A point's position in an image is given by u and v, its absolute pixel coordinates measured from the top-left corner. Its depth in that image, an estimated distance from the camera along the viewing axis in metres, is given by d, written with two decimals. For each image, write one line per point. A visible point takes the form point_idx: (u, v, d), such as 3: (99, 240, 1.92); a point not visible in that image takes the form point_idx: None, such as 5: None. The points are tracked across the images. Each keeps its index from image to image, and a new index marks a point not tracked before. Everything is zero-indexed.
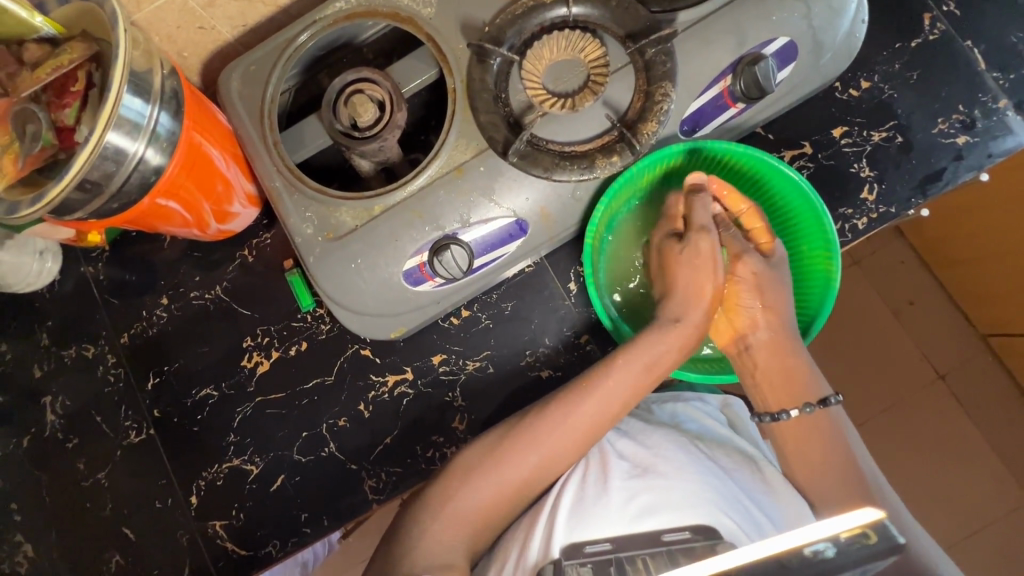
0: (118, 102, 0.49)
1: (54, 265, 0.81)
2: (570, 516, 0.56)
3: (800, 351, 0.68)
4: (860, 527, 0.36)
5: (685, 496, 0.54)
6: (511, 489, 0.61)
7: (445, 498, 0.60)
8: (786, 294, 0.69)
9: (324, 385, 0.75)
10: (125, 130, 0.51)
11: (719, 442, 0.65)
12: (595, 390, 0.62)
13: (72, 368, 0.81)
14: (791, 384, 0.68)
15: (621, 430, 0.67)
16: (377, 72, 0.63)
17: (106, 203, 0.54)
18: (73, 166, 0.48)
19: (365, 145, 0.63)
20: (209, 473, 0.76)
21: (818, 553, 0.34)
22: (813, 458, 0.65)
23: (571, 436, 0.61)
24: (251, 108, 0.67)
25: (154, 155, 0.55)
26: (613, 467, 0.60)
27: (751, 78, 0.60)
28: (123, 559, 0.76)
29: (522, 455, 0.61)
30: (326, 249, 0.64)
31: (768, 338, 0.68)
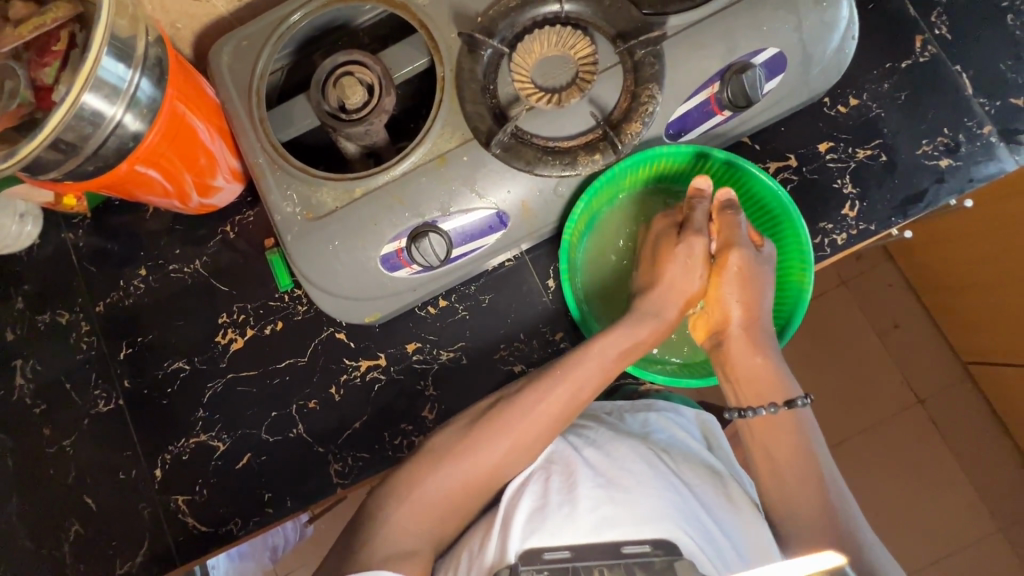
0: (97, 63, 0.49)
1: (34, 229, 0.81)
2: (529, 521, 0.56)
3: (771, 354, 0.68)
4: None
5: (644, 512, 0.55)
6: (474, 477, 0.61)
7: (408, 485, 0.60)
8: (764, 293, 0.68)
9: (298, 366, 0.75)
10: (102, 93, 0.50)
11: (685, 458, 0.66)
12: (566, 380, 0.63)
13: (45, 333, 0.80)
14: (756, 379, 0.67)
15: (587, 436, 0.66)
16: (368, 56, 0.65)
17: (81, 165, 0.54)
18: (48, 124, 0.47)
19: (351, 127, 0.64)
20: (176, 447, 0.76)
21: None
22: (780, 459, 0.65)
23: (538, 429, 0.62)
24: (240, 84, 0.67)
25: (133, 120, 0.55)
26: (575, 471, 0.60)
27: (738, 87, 0.61)
28: (83, 528, 0.76)
29: (486, 446, 0.61)
30: (304, 228, 0.64)
31: (739, 343, 0.68)
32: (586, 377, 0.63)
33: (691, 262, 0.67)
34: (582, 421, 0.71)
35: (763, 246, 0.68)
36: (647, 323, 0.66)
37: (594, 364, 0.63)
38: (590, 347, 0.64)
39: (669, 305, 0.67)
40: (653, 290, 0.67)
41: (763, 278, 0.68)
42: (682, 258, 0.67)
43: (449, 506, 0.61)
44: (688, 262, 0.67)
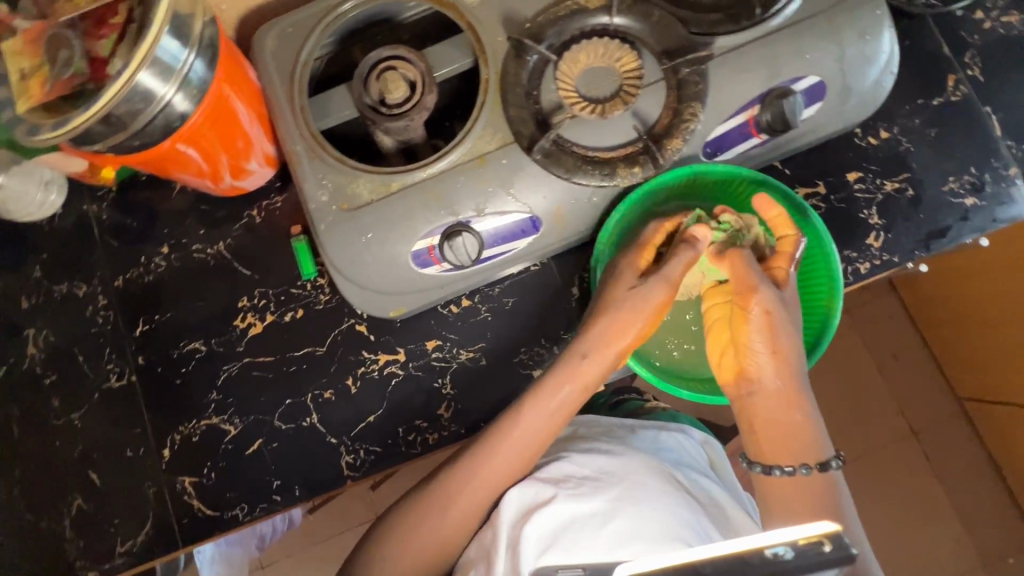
0: (156, 41, 0.49)
1: (58, 198, 0.81)
2: (544, 538, 0.57)
3: (807, 399, 0.65)
4: (817, 537, 0.44)
5: (656, 524, 0.57)
6: (485, 482, 0.64)
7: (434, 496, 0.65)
8: (796, 339, 0.65)
9: (316, 355, 0.75)
10: (157, 72, 0.50)
11: (689, 475, 0.69)
12: (541, 406, 0.64)
13: (61, 304, 0.80)
14: (794, 431, 0.64)
15: (600, 445, 0.70)
16: (412, 52, 0.66)
17: (126, 141, 0.54)
18: (102, 97, 0.47)
19: (392, 121, 0.65)
20: (186, 428, 0.75)
21: (776, 555, 0.42)
22: (808, 482, 0.62)
23: (521, 452, 0.64)
24: (283, 70, 0.67)
25: (182, 100, 0.55)
26: (584, 487, 0.62)
27: (778, 111, 0.62)
28: (84, 504, 0.75)
29: (491, 455, 0.63)
30: (338, 219, 0.64)
31: (777, 388, 0.64)
32: (556, 409, 0.64)
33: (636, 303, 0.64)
34: (594, 433, 0.75)
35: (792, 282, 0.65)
36: (594, 364, 0.65)
37: (552, 403, 0.64)
38: (548, 388, 0.64)
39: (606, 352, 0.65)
40: (591, 334, 0.65)
41: (794, 320, 0.65)
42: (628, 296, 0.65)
43: (466, 510, 0.64)
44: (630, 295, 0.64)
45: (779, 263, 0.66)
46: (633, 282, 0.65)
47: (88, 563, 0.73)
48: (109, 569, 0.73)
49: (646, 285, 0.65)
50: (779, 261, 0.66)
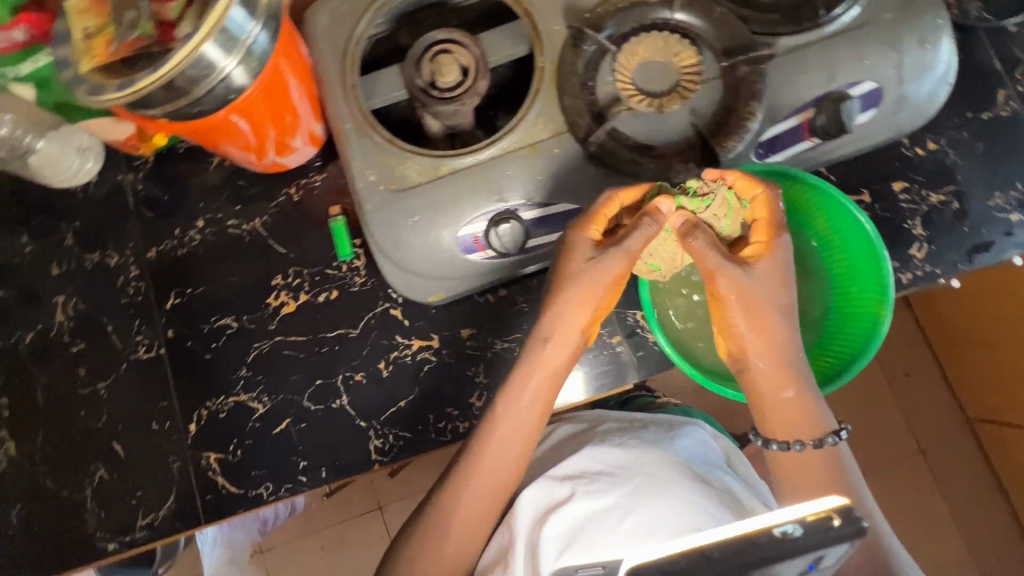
0: (227, 9, 0.47)
1: (95, 166, 0.80)
2: (564, 536, 0.60)
3: (798, 372, 0.62)
4: (825, 511, 0.42)
5: (671, 518, 0.58)
6: (501, 471, 0.64)
7: (452, 491, 0.64)
8: (780, 307, 0.61)
9: (348, 337, 0.74)
10: (223, 41, 0.49)
11: (704, 469, 0.71)
12: (522, 395, 0.63)
13: (92, 273, 0.79)
14: (786, 410, 0.62)
15: (615, 440, 0.72)
16: (467, 36, 0.65)
17: (185, 108, 0.52)
18: (170, 62, 0.46)
19: (444, 105, 0.65)
20: (213, 404, 0.74)
21: (786, 534, 0.40)
22: (804, 460, 0.62)
23: (519, 445, 0.64)
24: (335, 47, 0.66)
25: (242, 73, 0.54)
26: (600, 483, 0.64)
27: (834, 115, 0.61)
28: (107, 475, 0.74)
29: (501, 445, 0.63)
30: (385, 199, 0.63)
31: (761, 367, 0.62)
32: (538, 400, 0.64)
33: (589, 282, 0.61)
34: (608, 432, 0.75)
35: (776, 254, 0.61)
36: (557, 353, 0.64)
37: (524, 396, 0.63)
38: (523, 379, 0.63)
39: (569, 329, 0.63)
40: (554, 318, 0.63)
41: (779, 294, 0.61)
42: (578, 279, 0.61)
43: (478, 506, 0.64)
44: (583, 276, 0.61)
45: (761, 233, 0.62)
46: (590, 254, 0.61)
47: (109, 534, 0.73)
48: (129, 541, 0.73)
49: (603, 265, 0.60)
50: (758, 230, 0.62)
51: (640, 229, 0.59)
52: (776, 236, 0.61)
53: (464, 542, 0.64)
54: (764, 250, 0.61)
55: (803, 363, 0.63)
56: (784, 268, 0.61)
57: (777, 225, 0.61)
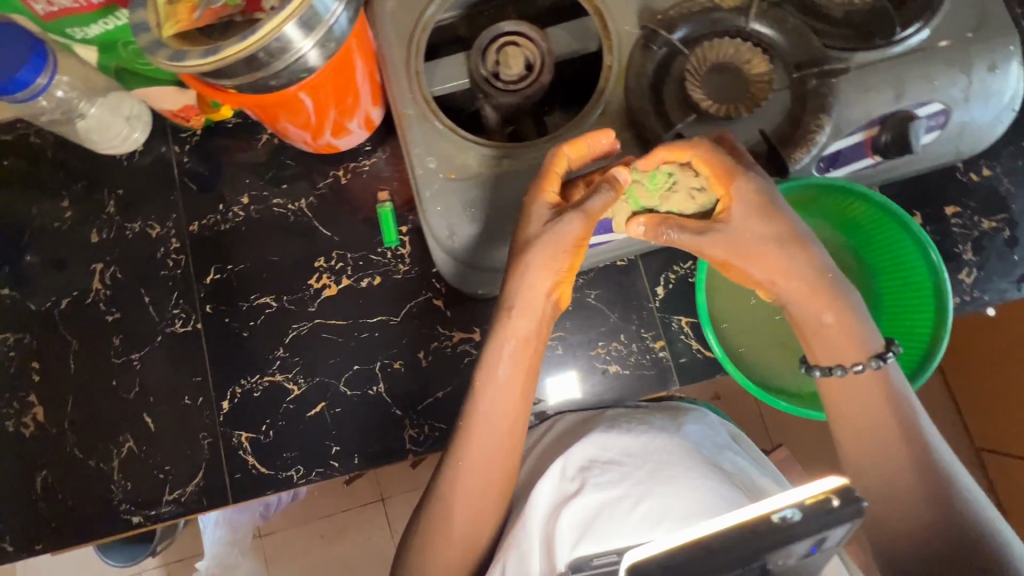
0: None
1: (141, 136, 0.79)
2: (578, 531, 0.56)
3: (831, 295, 0.59)
4: (822, 492, 0.39)
5: (684, 506, 0.55)
6: (486, 450, 0.59)
7: (447, 482, 0.60)
8: (778, 239, 0.58)
9: (389, 325, 0.74)
10: (306, 18, 0.47)
11: (714, 452, 0.67)
12: (499, 362, 0.59)
13: (132, 242, 0.78)
14: (836, 339, 0.59)
15: (620, 423, 0.68)
16: (535, 30, 0.65)
17: (265, 80, 0.50)
18: (262, 28, 0.45)
19: (509, 97, 0.65)
20: (248, 382, 0.74)
21: (784, 519, 0.37)
22: (862, 387, 0.59)
23: (506, 412, 0.60)
24: (401, 31, 0.66)
25: (316, 56, 0.51)
26: (614, 471, 0.61)
27: (900, 133, 0.60)
28: (136, 447, 0.73)
29: (480, 426, 0.59)
30: (445, 187, 0.63)
31: (791, 300, 0.60)
32: (520, 363, 0.60)
33: (564, 250, 0.57)
34: (613, 415, 0.70)
35: (744, 195, 0.56)
36: (524, 320, 0.59)
37: (501, 369, 0.59)
38: (500, 342, 0.59)
39: (538, 295, 0.59)
40: (521, 279, 0.58)
41: (768, 234, 0.57)
42: (539, 247, 0.57)
43: (473, 487, 0.59)
44: (553, 246, 0.56)
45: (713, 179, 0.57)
46: (547, 217, 0.57)
47: (134, 507, 0.72)
48: (154, 516, 0.72)
49: (562, 225, 0.55)
50: (713, 175, 0.57)
51: (595, 194, 0.55)
52: (732, 187, 0.56)
53: (470, 523, 0.59)
54: (732, 190, 0.56)
55: (835, 282, 0.59)
56: (760, 204, 0.56)
57: (728, 167, 0.56)
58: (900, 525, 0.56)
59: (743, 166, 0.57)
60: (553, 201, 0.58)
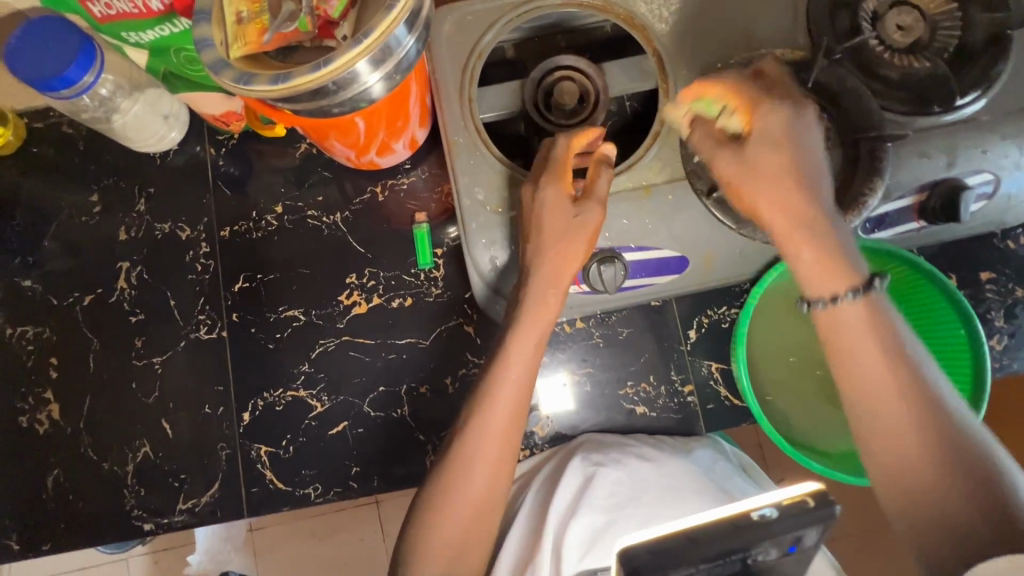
0: (400, 18, 0.44)
1: (178, 135, 0.78)
2: (583, 545, 0.63)
3: (821, 218, 0.50)
4: (801, 495, 0.38)
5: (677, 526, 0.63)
6: (499, 423, 0.56)
7: (441, 484, 0.56)
8: (795, 162, 0.51)
9: (417, 348, 0.73)
10: (380, 54, 0.46)
11: (722, 476, 0.69)
12: (511, 342, 0.58)
13: (162, 243, 0.77)
14: (809, 266, 0.50)
15: (633, 449, 0.68)
16: (592, 65, 0.64)
17: (327, 108, 0.49)
18: (337, 61, 0.44)
19: (562, 131, 0.65)
20: (270, 395, 0.73)
21: (762, 519, 0.37)
22: (844, 320, 0.48)
23: (510, 399, 0.57)
24: (457, 58, 0.65)
25: (381, 87, 0.50)
26: (616, 486, 0.66)
27: (951, 201, 0.61)
28: (151, 452, 0.72)
29: (499, 406, 0.56)
30: (490, 221, 0.62)
31: (784, 231, 0.51)
32: (528, 340, 0.58)
33: (580, 235, 0.57)
34: (626, 440, 0.70)
35: (756, 119, 0.52)
36: (552, 297, 0.58)
37: (533, 341, 0.58)
38: (519, 327, 0.58)
39: (560, 279, 0.58)
40: (536, 263, 0.58)
41: (773, 150, 0.51)
42: (563, 233, 0.57)
43: (475, 485, 0.56)
44: (569, 232, 0.57)
45: (729, 100, 0.55)
46: (571, 211, 0.57)
47: (146, 514, 0.71)
48: (166, 524, 0.71)
49: (580, 218, 0.57)
50: (736, 104, 0.54)
51: (599, 177, 0.58)
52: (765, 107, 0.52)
53: (474, 509, 0.56)
54: (745, 116, 0.53)
55: (832, 217, 0.51)
56: (774, 121, 0.52)
57: (750, 95, 0.53)
58: (908, 480, 0.45)
59: (768, 94, 0.53)
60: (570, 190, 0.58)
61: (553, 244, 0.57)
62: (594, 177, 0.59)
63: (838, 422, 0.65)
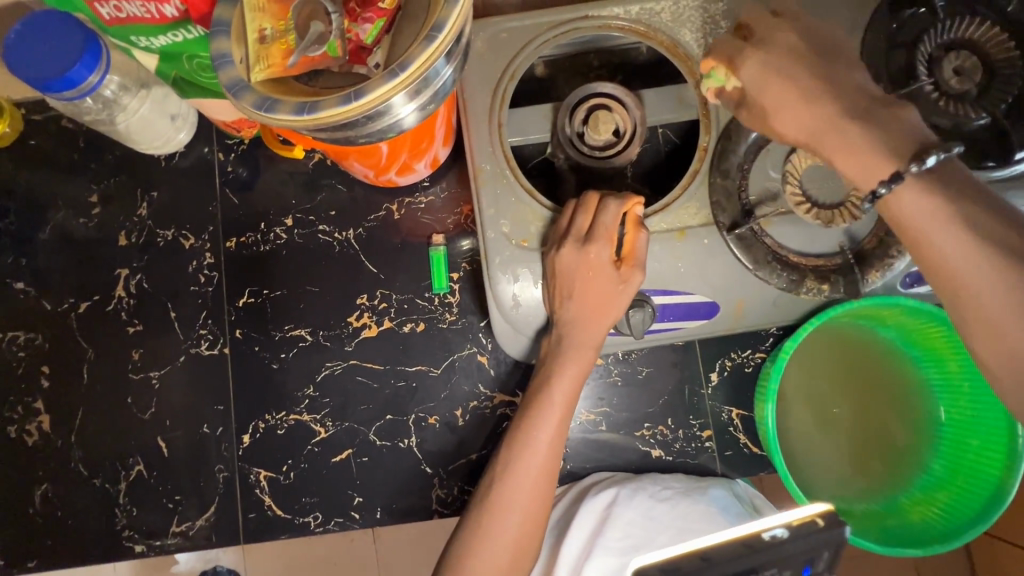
0: (443, 47, 0.41)
1: (185, 137, 0.74)
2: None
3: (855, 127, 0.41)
4: (811, 515, 0.43)
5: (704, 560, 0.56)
6: (540, 465, 0.54)
7: (474, 529, 0.52)
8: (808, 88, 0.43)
9: (428, 376, 0.70)
10: (419, 85, 0.42)
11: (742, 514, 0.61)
12: (549, 392, 0.56)
13: (164, 250, 0.73)
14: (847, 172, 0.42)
15: (642, 489, 0.64)
16: (631, 96, 0.60)
17: (353, 137, 0.46)
18: (371, 93, 0.40)
19: (592, 163, 0.62)
20: (272, 418, 0.70)
21: (774, 537, 0.42)
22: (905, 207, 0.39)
23: (547, 445, 0.54)
24: (488, 77, 0.61)
25: (413, 116, 0.46)
26: (630, 524, 0.61)
27: None
28: (145, 472, 0.69)
29: (537, 448, 0.54)
30: (515, 256, 0.58)
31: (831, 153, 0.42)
32: (568, 380, 0.56)
33: (616, 297, 0.56)
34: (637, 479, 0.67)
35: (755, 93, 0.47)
36: (590, 341, 0.57)
37: (574, 387, 0.56)
38: (556, 379, 0.56)
39: (596, 333, 0.57)
40: (572, 324, 0.56)
41: (775, 92, 0.44)
42: (603, 292, 0.56)
43: (511, 531, 0.52)
44: (608, 295, 0.56)
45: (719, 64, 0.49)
46: (614, 276, 0.56)
47: (138, 535, 0.68)
48: (158, 547, 0.68)
49: (624, 288, 0.56)
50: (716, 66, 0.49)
51: (637, 242, 0.56)
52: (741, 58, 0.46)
53: (510, 557, 0.52)
54: (736, 77, 0.47)
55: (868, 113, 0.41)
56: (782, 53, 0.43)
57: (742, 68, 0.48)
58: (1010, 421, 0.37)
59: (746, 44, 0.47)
60: (613, 254, 0.56)
61: (589, 303, 0.56)
62: (632, 239, 0.56)
63: (858, 480, 0.64)
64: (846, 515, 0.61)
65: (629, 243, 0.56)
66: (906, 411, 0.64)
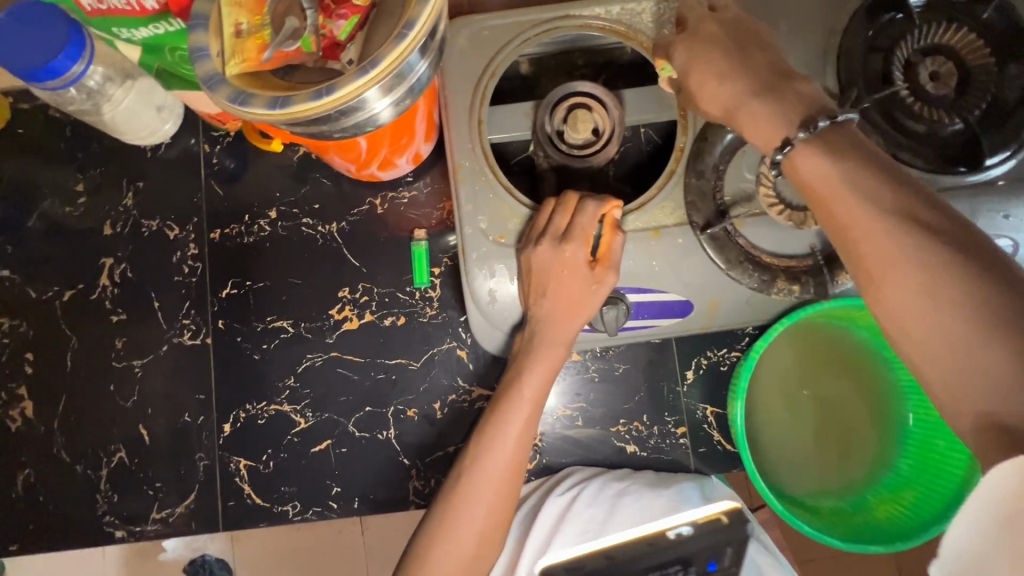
0: (413, 45, 0.41)
1: (171, 129, 0.74)
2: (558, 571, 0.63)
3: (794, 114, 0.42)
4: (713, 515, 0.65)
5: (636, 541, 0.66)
6: (509, 457, 0.55)
7: (440, 517, 0.54)
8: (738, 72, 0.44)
9: (407, 369, 0.71)
10: (391, 81, 0.43)
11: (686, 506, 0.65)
12: (521, 386, 0.57)
13: (148, 241, 0.74)
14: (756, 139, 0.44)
15: (612, 485, 0.66)
16: (610, 95, 0.61)
17: (327, 132, 0.46)
18: (342, 88, 0.41)
19: (571, 162, 0.62)
20: (253, 408, 0.71)
21: (676, 532, 0.65)
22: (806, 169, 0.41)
23: (517, 438, 0.55)
24: (469, 74, 0.62)
25: (388, 112, 0.47)
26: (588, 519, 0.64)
27: None
28: (127, 459, 0.70)
29: (507, 441, 0.55)
30: (491, 252, 0.59)
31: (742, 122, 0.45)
32: (540, 375, 0.57)
33: (589, 295, 0.57)
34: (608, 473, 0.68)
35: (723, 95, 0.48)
36: (563, 338, 0.58)
37: (546, 382, 0.57)
38: (528, 374, 0.57)
39: (568, 331, 0.57)
40: (545, 321, 0.57)
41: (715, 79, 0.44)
42: (576, 290, 0.57)
43: (478, 519, 0.53)
44: (581, 293, 0.57)
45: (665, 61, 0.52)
46: (590, 277, 0.56)
47: (118, 521, 0.69)
48: (139, 532, 0.69)
49: (598, 288, 0.57)
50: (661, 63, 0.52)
51: (614, 244, 0.56)
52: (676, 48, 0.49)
53: (476, 544, 0.53)
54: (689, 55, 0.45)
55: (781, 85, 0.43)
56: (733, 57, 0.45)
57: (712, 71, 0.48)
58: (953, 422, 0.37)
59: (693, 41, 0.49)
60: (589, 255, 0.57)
61: (561, 299, 0.57)
62: (609, 241, 0.56)
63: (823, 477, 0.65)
64: (813, 512, 0.62)
65: (606, 245, 0.57)
66: (872, 411, 0.65)
